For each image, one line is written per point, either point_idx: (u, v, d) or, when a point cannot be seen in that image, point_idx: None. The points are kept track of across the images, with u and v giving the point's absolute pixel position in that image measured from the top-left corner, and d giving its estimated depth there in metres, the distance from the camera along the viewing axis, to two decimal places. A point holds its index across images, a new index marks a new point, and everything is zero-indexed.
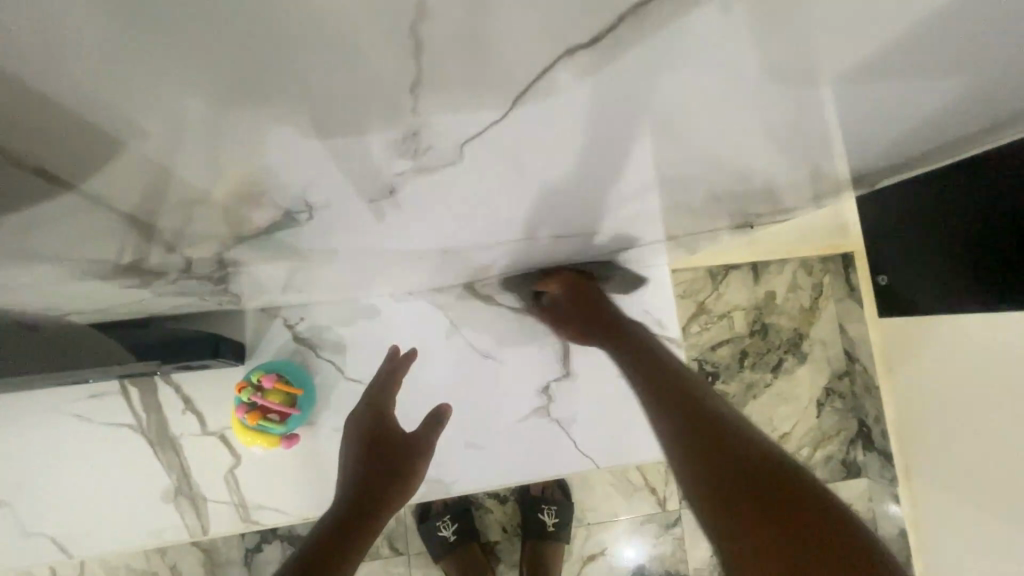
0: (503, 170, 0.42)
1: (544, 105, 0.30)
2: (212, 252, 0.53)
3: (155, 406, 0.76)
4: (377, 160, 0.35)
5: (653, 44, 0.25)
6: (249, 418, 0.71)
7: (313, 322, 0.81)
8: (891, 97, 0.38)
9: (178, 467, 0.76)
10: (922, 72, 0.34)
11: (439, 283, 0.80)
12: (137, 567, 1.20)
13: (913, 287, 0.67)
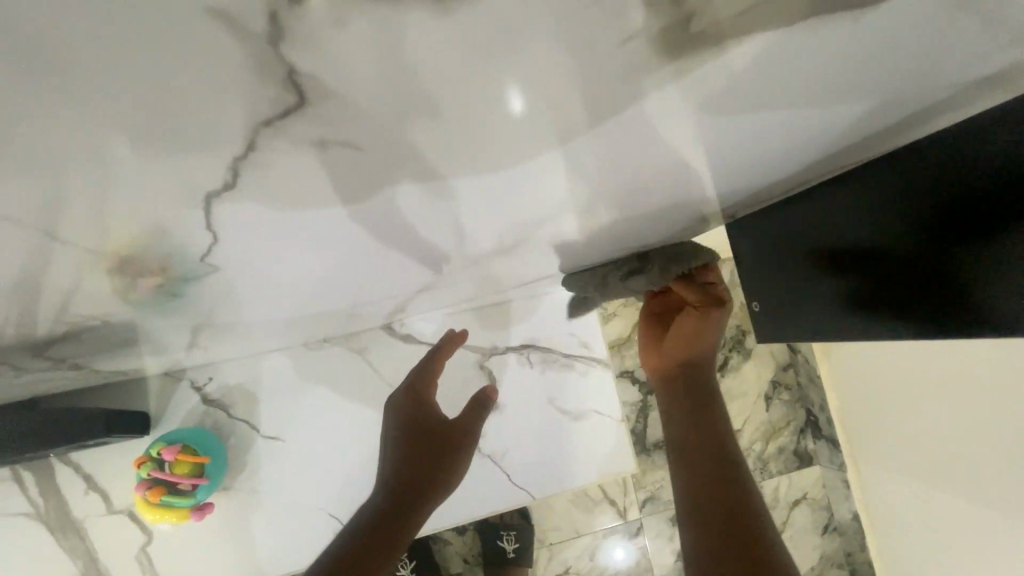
0: (346, 201, 0.40)
1: (351, 130, 0.30)
2: (76, 316, 0.50)
3: (52, 486, 0.71)
4: (204, 195, 0.34)
5: (426, 62, 0.26)
6: (153, 497, 0.67)
7: (223, 379, 0.77)
8: (718, 107, 0.38)
9: (82, 547, 0.72)
10: (731, 77, 0.34)
11: (354, 325, 0.78)
12: None
13: (802, 313, 0.66)
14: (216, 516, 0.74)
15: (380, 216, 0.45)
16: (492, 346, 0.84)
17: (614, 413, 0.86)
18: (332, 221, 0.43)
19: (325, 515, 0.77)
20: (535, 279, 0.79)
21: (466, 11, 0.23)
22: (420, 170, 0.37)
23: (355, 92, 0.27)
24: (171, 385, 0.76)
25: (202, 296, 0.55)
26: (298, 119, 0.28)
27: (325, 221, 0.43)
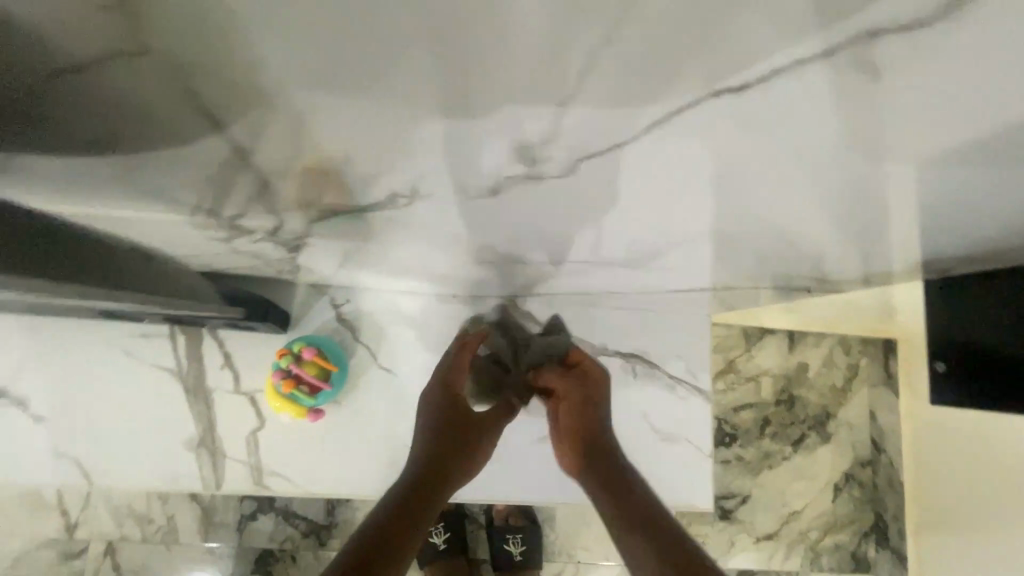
0: (592, 178, 0.43)
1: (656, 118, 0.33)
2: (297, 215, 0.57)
3: (199, 357, 0.80)
4: (484, 153, 0.38)
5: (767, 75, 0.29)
6: (285, 386, 0.75)
7: (358, 305, 0.84)
8: (979, 177, 0.38)
9: (204, 416, 0.79)
10: (1012, 154, 0.35)
11: (485, 290, 0.82)
12: (136, 509, 1.23)
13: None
14: (321, 425, 0.80)
15: (605, 202, 0.48)
16: (600, 347, 0.86)
17: (704, 446, 0.86)
18: (555, 195, 0.46)
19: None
20: (664, 295, 0.80)
21: (839, 38, 0.26)
22: (680, 166, 0.40)
23: (700, 88, 0.30)
24: (313, 299, 0.83)
25: (395, 232, 0.60)
26: (651, 95, 0.31)
27: (553, 194, 0.46)
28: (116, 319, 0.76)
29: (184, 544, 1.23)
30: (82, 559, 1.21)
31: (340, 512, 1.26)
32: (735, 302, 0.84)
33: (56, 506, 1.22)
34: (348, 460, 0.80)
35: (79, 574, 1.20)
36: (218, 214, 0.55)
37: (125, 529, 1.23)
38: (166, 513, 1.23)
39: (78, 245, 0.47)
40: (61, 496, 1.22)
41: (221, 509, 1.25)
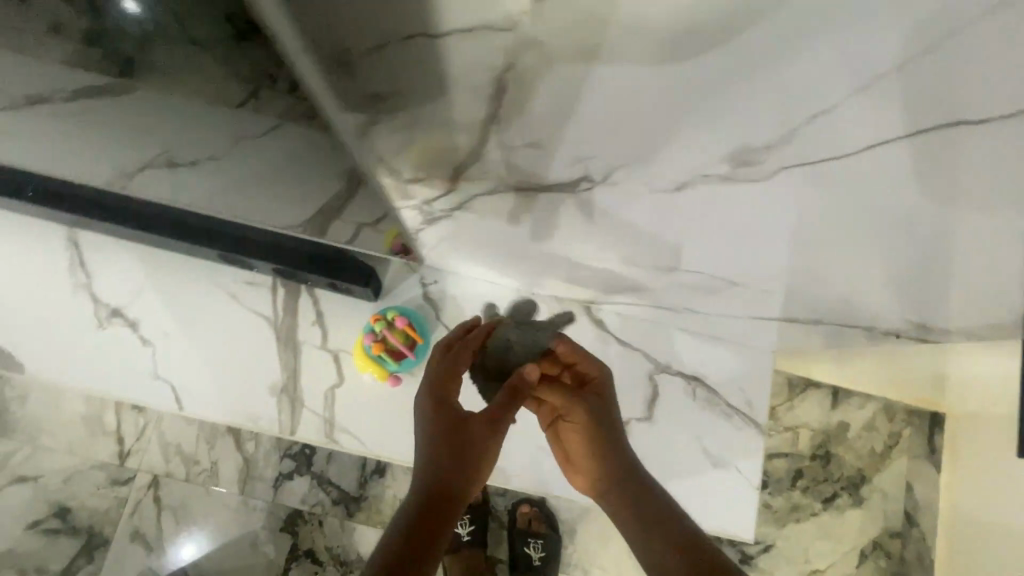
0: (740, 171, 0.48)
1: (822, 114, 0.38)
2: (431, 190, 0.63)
3: (294, 310, 0.86)
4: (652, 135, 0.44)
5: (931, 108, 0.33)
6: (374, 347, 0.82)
7: (443, 287, 0.89)
8: None
9: (289, 366, 0.84)
10: None
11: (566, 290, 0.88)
12: (185, 449, 1.29)
13: None
14: (395, 392, 0.84)
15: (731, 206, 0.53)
16: (664, 364, 0.89)
17: (754, 478, 0.87)
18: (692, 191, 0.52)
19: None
20: (736, 321, 0.84)
21: None
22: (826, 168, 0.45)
23: None
24: (404, 274, 0.89)
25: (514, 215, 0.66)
26: (847, 91, 0.35)
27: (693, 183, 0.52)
28: (230, 261, 0.84)
29: (222, 490, 1.28)
30: (128, 486, 1.27)
31: (372, 487, 1.30)
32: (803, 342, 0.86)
33: (114, 432, 1.29)
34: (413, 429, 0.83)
35: (123, 501, 1.26)
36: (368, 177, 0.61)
37: (172, 466, 1.29)
38: (212, 457, 1.29)
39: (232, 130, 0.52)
40: (120, 424, 1.30)
41: (262, 463, 1.30)
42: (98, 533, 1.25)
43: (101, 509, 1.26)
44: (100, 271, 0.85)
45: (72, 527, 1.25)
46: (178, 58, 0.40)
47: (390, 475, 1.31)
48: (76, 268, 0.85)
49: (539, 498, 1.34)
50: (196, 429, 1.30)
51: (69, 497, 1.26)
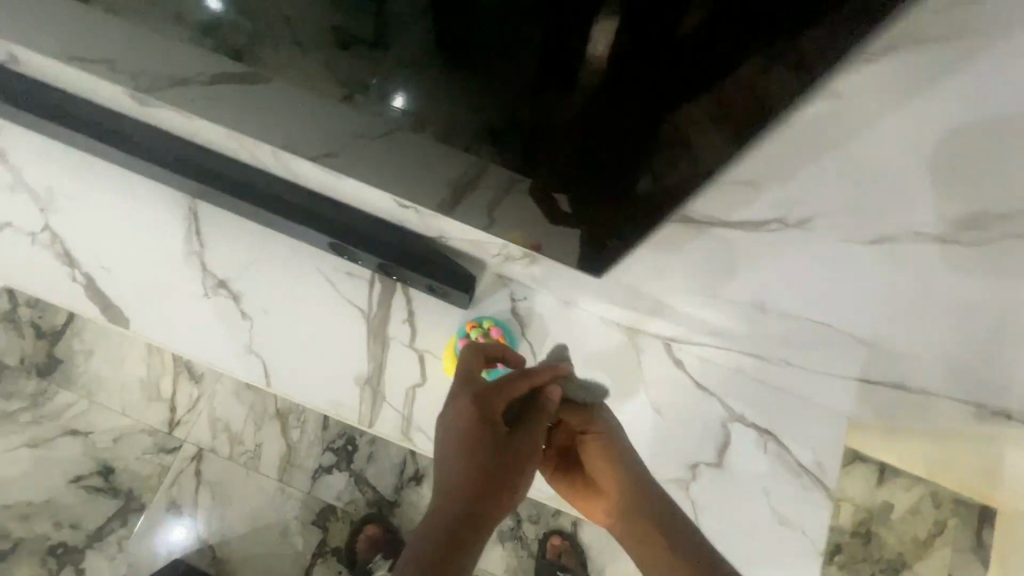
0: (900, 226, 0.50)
1: None
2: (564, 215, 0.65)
3: (388, 306, 0.88)
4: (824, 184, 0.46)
5: None
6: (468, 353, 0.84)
7: (531, 305, 0.92)
8: None
9: (376, 358, 0.86)
10: None
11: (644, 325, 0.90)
12: (233, 427, 1.31)
13: None
14: None
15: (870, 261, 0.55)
16: (738, 412, 0.89)
17: (818, 541, 0.85)
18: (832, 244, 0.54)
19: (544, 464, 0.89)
20: (819, 378, 0.85)
21: None
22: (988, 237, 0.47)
23: None
24: (496, 287, 0.91)
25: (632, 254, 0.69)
26: None
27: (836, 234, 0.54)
28: (334, 250, 0.86)
29: (262, 474, 1.29)
30: (173, 456, 1.29)
31: (408, 494, 1.29)
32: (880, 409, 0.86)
33: (167, 400, 1.32)
34: None
35: (166, 469, 1.28)
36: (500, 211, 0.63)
37: (217, 442, 1.30)
38: (257, 439, 1.31)
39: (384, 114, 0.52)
40: (175, 393, 1.32)
41: (304, 452, 1.31)
42: (137, 497, 1.26)
43: (144, 473, 1.27)
44: (213, 241, 0.89)
45: (113, 487, 1.26)
46: (424, 92, 0.48)
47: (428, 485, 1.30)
48: (191, 235, 0.89)
49: (571, 531, 1.32)
50: (247, 408, 1.32)
51: (115, 456, 1.28)
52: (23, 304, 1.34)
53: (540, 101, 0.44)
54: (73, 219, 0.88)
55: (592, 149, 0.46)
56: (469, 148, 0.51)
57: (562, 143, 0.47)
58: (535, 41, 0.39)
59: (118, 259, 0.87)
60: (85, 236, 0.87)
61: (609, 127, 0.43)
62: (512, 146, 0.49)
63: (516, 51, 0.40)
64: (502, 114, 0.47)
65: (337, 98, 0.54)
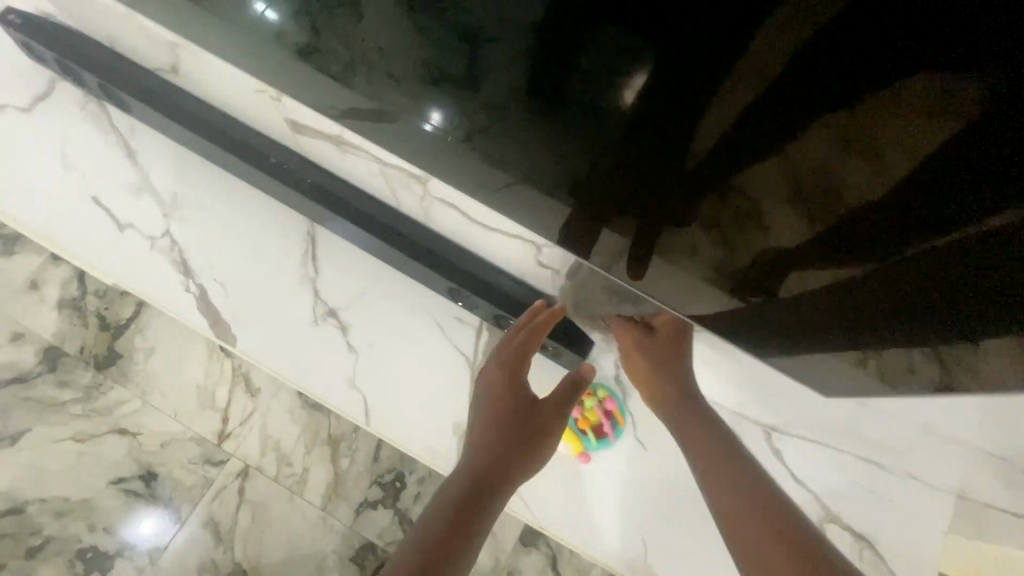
0: None
1: None
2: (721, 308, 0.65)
3: None
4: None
5: None
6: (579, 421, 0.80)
7: None
8: None
9: None
10: None
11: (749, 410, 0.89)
12: (283, 447, 1.28)
13: None
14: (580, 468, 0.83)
15: None
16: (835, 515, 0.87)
17: None
18: None
19: (642, 545, 0.80)
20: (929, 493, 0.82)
21: None
22: None
23: None
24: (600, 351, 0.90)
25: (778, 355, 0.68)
26: None
27: None
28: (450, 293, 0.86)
29: (306, 500, 1.25)
30: (218, 469, 1.25)
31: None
32: (982, 531, 0.84)
33: (220, 410, 1.29)
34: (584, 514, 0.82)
35: (210, 482, 1.24)
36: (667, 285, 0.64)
37: (264, 461, 1.27)
38: (305, 463, 1.27)
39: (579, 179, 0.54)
40: (229, 404, 1.29)
41: (351, 483, 1.27)
42: (175, 508, 1.22)
43: (186, 484, 1.23)
44: (328, 268, 0.88)
45: (153, 494, 1.22)
46: (606, 150, 0.49)
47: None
48: (307, 260, 0.88)
49: None
50: (300, 430, 1.29)
51: (159, 462, 1.24)
52: (92, 293, 1.33)
53: (731, 168, 0.45)
54: (194, 228, 0.88)
55: (753, 213, 0.48)
56: (615, 185, 0.52)
57: (726, 203, 0.48)
58: (775, 124, 0.39)
59: (233, 274, 0.87)
60: (204, 247, 0.87)
61: (785, 204, 0.45)
62: (670, 194, 0.50)
63: (747, 128, 0.40)
64: (682, 175, 0.47)
65: (531, 164, 0.56)
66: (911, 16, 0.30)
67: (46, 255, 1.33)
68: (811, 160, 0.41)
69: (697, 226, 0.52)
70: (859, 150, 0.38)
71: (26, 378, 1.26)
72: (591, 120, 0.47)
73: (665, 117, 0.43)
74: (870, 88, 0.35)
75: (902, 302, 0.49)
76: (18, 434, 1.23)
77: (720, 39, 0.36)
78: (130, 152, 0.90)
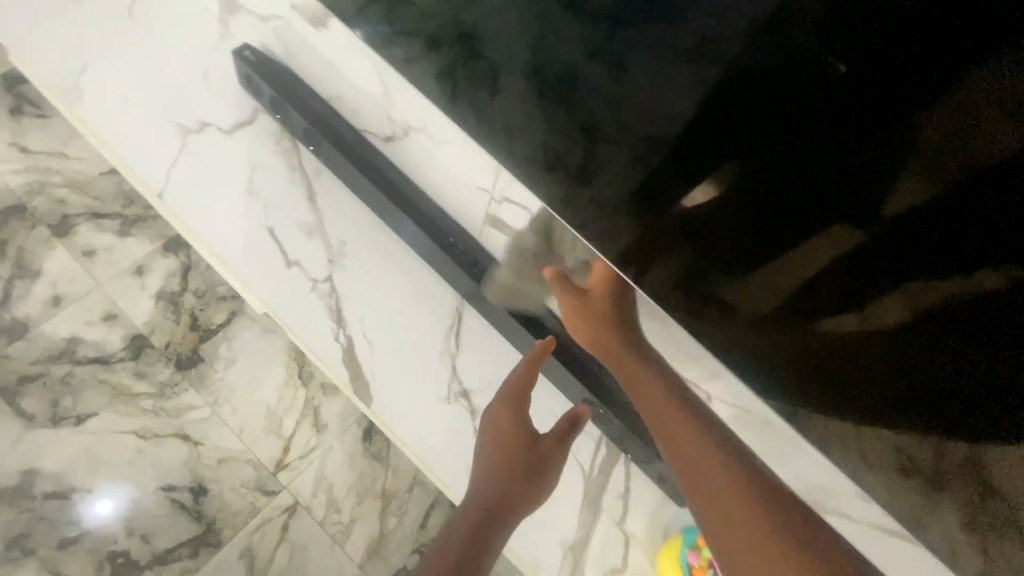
0: None
1: None
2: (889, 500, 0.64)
3: (609, 478, 0.87)
4: None
5: None
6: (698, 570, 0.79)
7: None
8: None
9: (583, 526, 0.86)
10: None
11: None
12: (336, 491, 1.26)
13: None
14: None
15: None
16: None
17: None
18: None
19: None
20: None
21: None
22: None
23: None
24: None
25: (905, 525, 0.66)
26: None
27: None
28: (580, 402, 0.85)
29: (346, 552, 1.22)
30: (268, 499, 1.23)
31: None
32: None
33: (284, 438, 1.28)
34: None
35: (257, 511, 1.22)
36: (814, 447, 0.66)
37: (315, 501, 1.25)
38: (354, 513, 1.25)
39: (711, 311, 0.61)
40: (293, 433, 1.29)
41: (393, 546, 1.24)
42: (216, 531, 1.19)
43: (232, 507, 1.21)
44: (467, 349, 0.90)
45: (197, 511, 1.20)
46: (727, 285, 0.58)
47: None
48: (451, 335, 0.90)
49: None
50: (355, 477, 1.28)
51: (212, 478, 1.22)
52: (192, 291, 1.35)
53: (805, 310, 0.54)
54: (354, 281, 0.91)
55: (819, 355, 0.56)
56: (704, 301, 0.61)
57: (800, 343, 0.57)
58: (850, 279, 0.49)
59: (381, 333, 0.90)
60: (359, 300, 0.91)
61: (843, 348, 0.54)
62: (749, 320, 0.59)
63: (826, 281, 0.50)
64: (766, 307, 0.56)
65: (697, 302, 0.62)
66: (958, 226, 0.41)
67: (158, 244, 1.36)
68: (868, 317, 0.50)
69: (769, 362, 0.60)
70: (909, 316, 0.48)
71: (107, 361, 1.27)
72: (704, 241, 0.57)
73: (762, 248, 0.53)
74: (916, 273, 0.45)
75: (927, 447, 0.55)
76: (84, 415, 1.22)
77: (829, 206, 0.46)
78: (309, 192, 0.94)
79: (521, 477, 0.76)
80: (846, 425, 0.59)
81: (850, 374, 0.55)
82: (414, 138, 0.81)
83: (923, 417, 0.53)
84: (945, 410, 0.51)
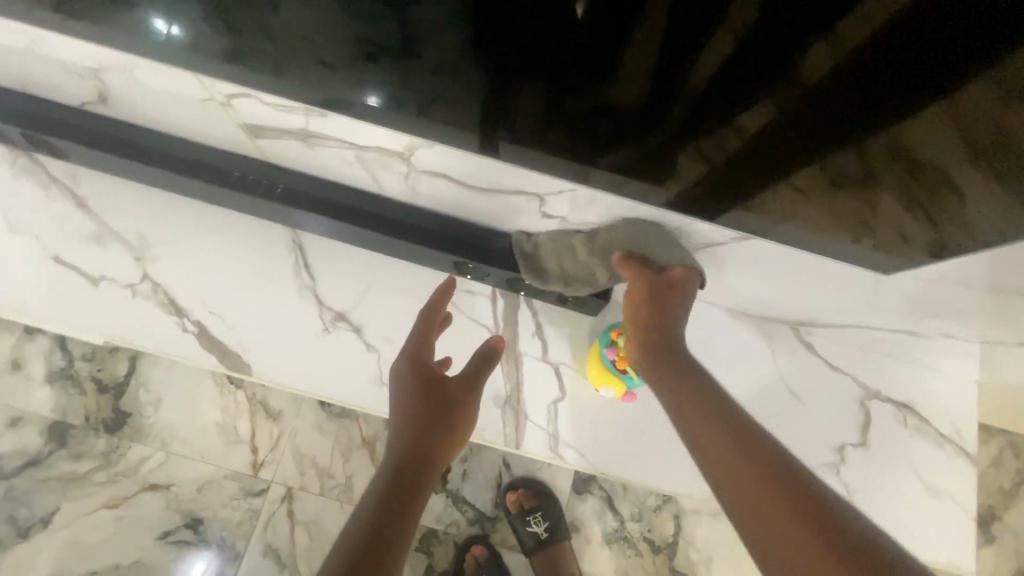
0: None
1: None
2: (786, 227, 0.64)
3: (515, 322, 0.85)
4: None
5: None
6: (619, 362, 0.80)
7: None
8: None
9: (510, 377, 0.84)
10: None
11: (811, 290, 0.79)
12: (320, 460, 1.26)
13: None
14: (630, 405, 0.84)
15: None
16: (872, 388, 0.89)
17: (966, 506, 0.86)
18: None
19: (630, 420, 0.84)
20: (943, 338, 0.84)
21: None
22: None
23: None
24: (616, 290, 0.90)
25: (814, 240, 0.66)
26: None
27: None
28: (447, 268, 0.84)
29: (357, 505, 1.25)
30: (261, 498, 1.24)
31: (523, 531, 1.23)
32: (1004, 374, 0.85)
33: (247, 440, 1.26)
34: (652, 444, 0.83)
35: (257, 512, 1.23)
36: (712, 217, 0.64)
37: (306, 479, 1.25)
38: (346, 471, 1.26)
39: (539, 121, 0.56)
40: (254, 432, 1.27)
41: None
42: (230, 545, 1.21)
43: (234, 520, 1.22)
44: (321, 273, 0.84)
45: (204, 539, 1.21)
46: (533, 90, 0.52)
47: (544, 522, 1.24)
48: (300, 269, 0.84)
49: (676, 528, 1.30)
50: (332, 441, 1.27)
51: (200, 507, 1.22)
52: (80, 358, 1.27)
53: (671, 79, 0.47)
54: (175, 266, 0.83)
55: (721, 115, 0.50)
56: (556, 119, 0.55)
57: (656, 106, 0.51)
58: (707, 22, 0.42)
59: (229, 301, 0.82)
60: (190, 282, 0.82)
61: (721, 98, 0.49)
62: (632, 111, 0.52)
63: (675, 36, 0.43)
64: (604, 90, 0.50)
65: (498, 122, 0.57)
66: None
67: (18, 332, 1.26)
68: (729, 50, 0.44)
69: (624, 136, 0.55)
70: (773, 32, 0.42)
71: (39, 460, 1.22)
72: (527, 72, 0.50)
73: (593, 46, 0.46)
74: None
75: (834, 137, 0.51)
76: (49, 515, 1.20)
77: None
78: (79, 201, 0.83)
79: (440, 429, 0.69)
80: (730, 164, 0.56)
81: (752, 124, 0.51)
82: (111, 81, 0.67)
83: (820, 116, 0.49)
84: (866, 98, 0.47)
